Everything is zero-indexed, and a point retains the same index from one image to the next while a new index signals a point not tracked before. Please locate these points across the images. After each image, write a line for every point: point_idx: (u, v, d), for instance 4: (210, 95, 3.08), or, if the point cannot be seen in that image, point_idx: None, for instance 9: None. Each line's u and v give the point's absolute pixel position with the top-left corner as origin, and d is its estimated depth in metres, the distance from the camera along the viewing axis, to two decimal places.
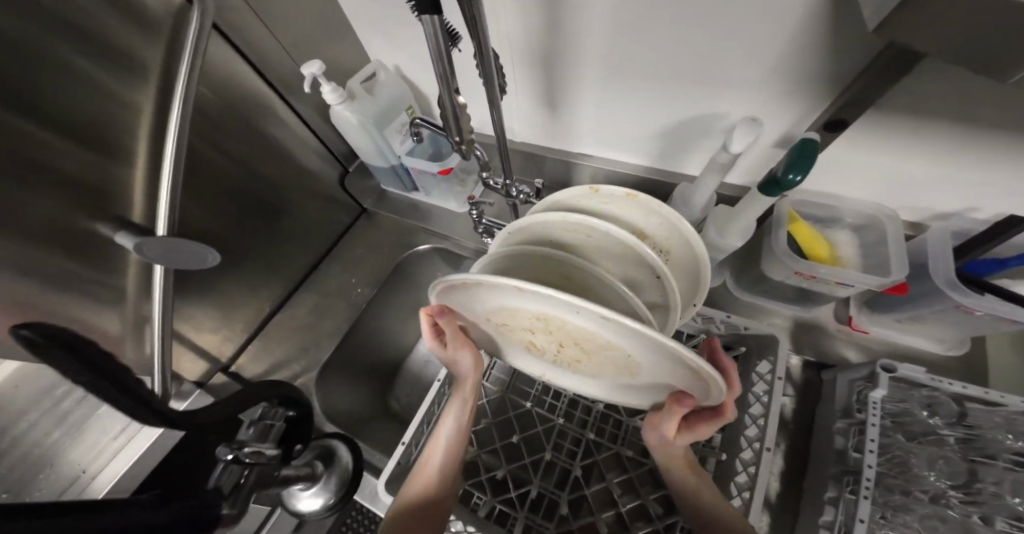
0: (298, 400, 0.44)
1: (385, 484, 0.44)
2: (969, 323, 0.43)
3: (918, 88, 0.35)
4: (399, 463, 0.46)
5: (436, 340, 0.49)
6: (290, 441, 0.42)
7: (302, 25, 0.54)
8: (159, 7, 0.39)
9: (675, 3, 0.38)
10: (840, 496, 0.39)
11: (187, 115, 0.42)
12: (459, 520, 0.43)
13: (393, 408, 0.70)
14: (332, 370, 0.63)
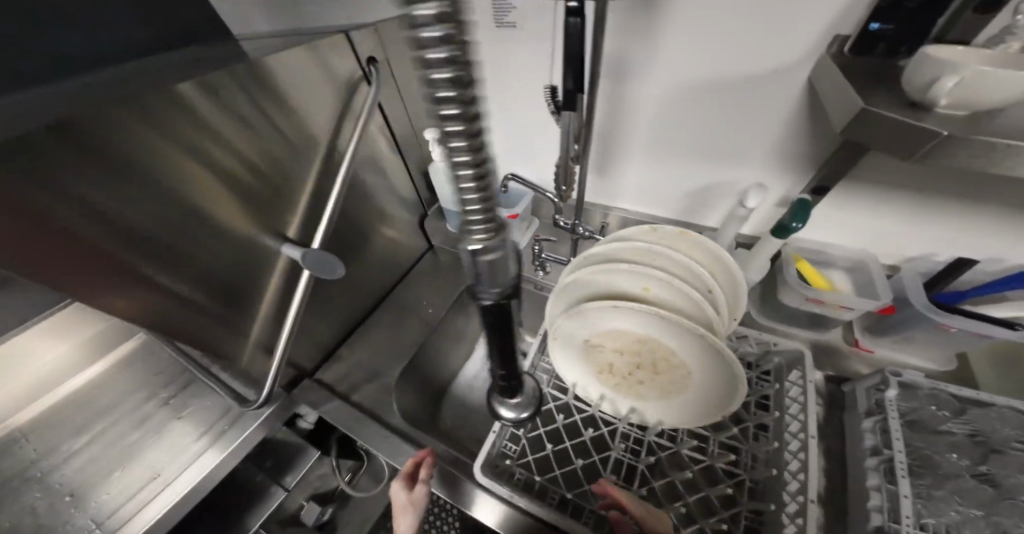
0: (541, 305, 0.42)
1: (481, 468, 0.49)
2: (951, 340, 0.54)
3: (875, 164, 0.52)
4: (489, 451, 0.51)
5: None
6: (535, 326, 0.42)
7: (422, 101, 0.73)
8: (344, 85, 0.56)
9: (706, 103, 0.57)
10: (882, 484, 0.45)
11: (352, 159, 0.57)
12: (543, 507, 0.47)
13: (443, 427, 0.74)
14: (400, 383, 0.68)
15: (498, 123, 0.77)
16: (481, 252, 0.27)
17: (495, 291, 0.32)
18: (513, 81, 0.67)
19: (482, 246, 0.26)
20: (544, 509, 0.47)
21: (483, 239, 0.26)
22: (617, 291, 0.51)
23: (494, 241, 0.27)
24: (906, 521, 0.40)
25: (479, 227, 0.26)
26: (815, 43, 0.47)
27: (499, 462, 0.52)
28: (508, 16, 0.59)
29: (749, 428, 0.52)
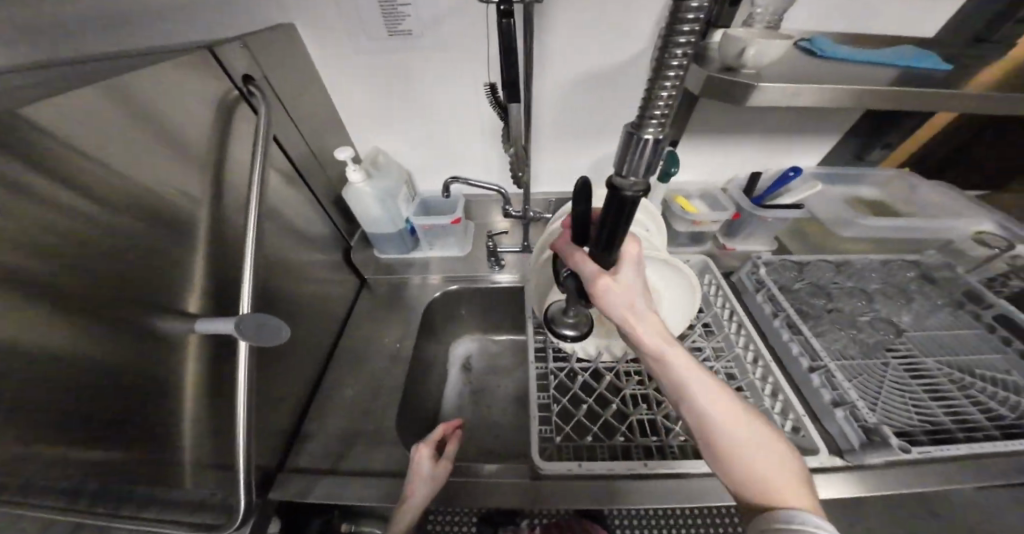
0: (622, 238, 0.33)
1: (538, 459, 0.53)
2: (769, 227, 0.82)
3: (699, 117, 0.76)
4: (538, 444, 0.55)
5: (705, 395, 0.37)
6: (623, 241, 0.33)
7: (312, 121, 0.69)
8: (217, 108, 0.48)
9: (584, 92, 0.70)
10: (795, 337, 0.66)
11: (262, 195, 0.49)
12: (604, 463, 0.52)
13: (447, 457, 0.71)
14: (394, 421, 0.63)
15: (410, 135, 0.79)
16: (654, 144, 0.24)
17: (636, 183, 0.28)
18: (417, 94, 0.72)
19: (656, 135, 0.24)
20: (616, 466, 0.52)
21: (655, 130, 0.24)
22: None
23: (664, 137, 0.24)
24: (823, 356, 0.62)
25: (656, 115, 0.24)
26: (651, 33, 0.63)
27: (551, 449, 0.56)
28: (401, 25, 0.63)
29: (700, 329, 0.70)
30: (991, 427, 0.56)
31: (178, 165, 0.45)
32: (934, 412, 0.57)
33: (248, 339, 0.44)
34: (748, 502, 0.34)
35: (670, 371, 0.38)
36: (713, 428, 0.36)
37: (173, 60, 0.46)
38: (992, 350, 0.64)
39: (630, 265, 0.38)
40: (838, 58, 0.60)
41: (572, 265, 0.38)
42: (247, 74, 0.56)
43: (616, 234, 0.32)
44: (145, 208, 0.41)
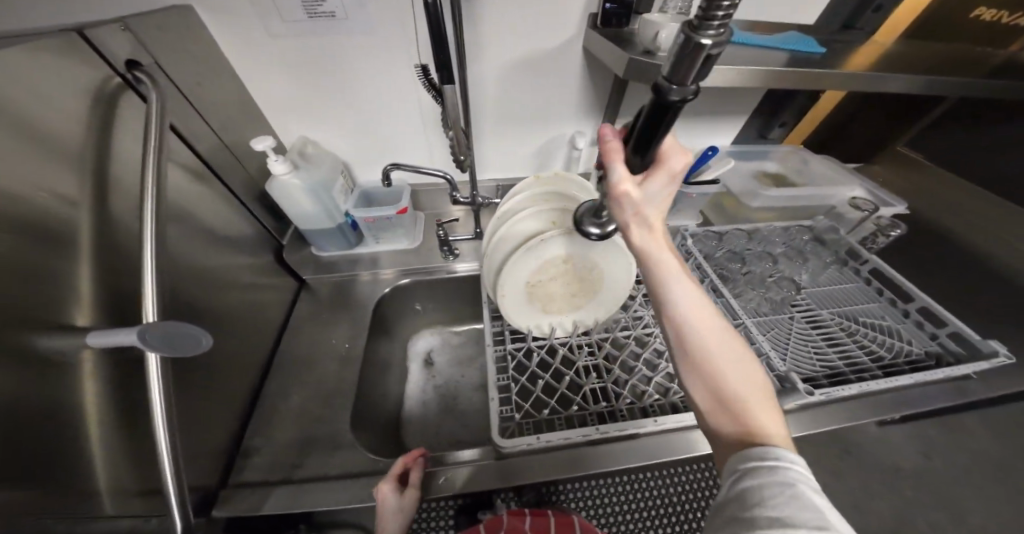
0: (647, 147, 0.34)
1: (497, 437, 0.54)
2: (696, 202, 0.89)
3: (631, 100, 0.79)
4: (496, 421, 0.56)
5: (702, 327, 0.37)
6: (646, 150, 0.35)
7: (222, 110, 0.62)
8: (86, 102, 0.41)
9: (519, 78, 0.70)
10: (720, 301, 0.74)
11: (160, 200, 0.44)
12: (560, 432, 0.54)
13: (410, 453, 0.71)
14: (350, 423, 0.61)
15: (342, 124, 0.74)
16: (708, 49, 0.26)
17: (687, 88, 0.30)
18: (347, 80, 0.67)
19: (713, 42, 0.25)
20: (572, 434, 0.55)
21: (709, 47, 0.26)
22: (530, 233, 0.63)
23: (723, 40, 0.25)
24: (742, 314, 0.69)
25: (718, 16, 0.24)
26: (579, 21, 0.64)
27: (510, 425, 0.58)
28: (322, 6, 0.58)
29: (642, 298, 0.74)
30: (873, 368, 0.67)
31: (50, 166, 0.38)
32: (830, 358, 0.68)
33: (159, 351, 0.40)
34: (725, 434, 0.35)
35: (670, 298, 0.38)
36: (704, 356, 0.36)
37: (27, 42, 0.38)
38: (871, 301, 0.77)
39: (662, 176, 0.37)
40: (739, 42, 0.68)
41: (605, 160, 0.38)
42: (131, 60, 0.48)
43: (656, 145, 0.34)
44: (9, 219, 0.35)
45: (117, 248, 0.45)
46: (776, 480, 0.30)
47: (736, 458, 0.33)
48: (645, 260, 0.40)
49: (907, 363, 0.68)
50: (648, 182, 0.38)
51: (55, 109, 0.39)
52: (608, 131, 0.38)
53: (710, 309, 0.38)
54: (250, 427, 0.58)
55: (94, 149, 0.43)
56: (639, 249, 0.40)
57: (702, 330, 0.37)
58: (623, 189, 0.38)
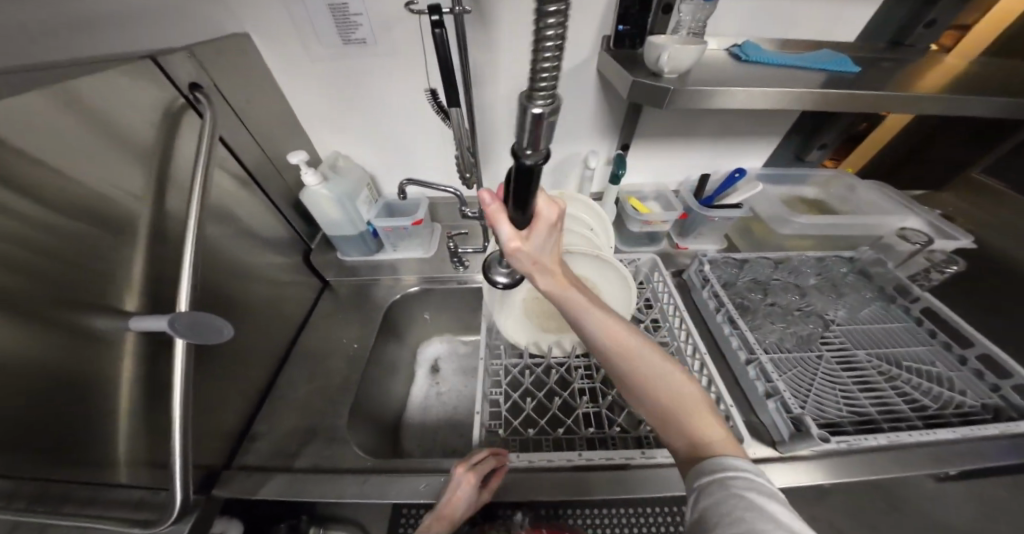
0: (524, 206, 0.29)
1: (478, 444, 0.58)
2: (719, 226, 0.84)
3: (651, 121, 0.79)
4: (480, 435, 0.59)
5: (632, 348, 0.42)
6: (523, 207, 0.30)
7: (267, 125, 0.70)
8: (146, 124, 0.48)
9: None
10: (735, 333, 0.68)
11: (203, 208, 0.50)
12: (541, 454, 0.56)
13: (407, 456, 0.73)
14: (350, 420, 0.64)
15: (371, 140, 0.81)
16: (545, 116, 0.22)
17: (541, 152, 0.25)
18: (377, 100, 0.74)
19: (545, 111, 0.22)
20: (555, 457, 0.56)
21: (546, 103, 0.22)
22: None
23: (555, 105, 0.22)
24: (756, 349, 0.65)
25: (545, 80, 0.21)
26: (594, 43, 0.66)
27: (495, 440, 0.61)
28: (355, 33, 0.64)
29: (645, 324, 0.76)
30: (914, 419, 0.60)
31: (118, 171, 0.46)
32: (861, 403, 0.61)
33: (184, 337, 0.45)
34: (679, 449, 0.39)
35: (588, 329, 0.42)
36: (642, 377, 0.41)
37: (118, 67, 0.47)
38: (919, 344, 0.68)
39: (546, 228, 0.35)
40: (761, 63, 0.66)
41: (490, 226, 0.33)
42: (194, 84, 0.56)
43: (531, 204, 0.30)
44: (84, 212, 0.42)
45: (163, 242, 0.51)
46: (721, 492, 0.34)
47: (688, 476, 0.37)
48: (559, 301, 0.41)
49: (957, 415, 0.60)
50: (535, 235, 0.35)
51: (127, 124, 0.47)
52: (484, 195, 0.32)
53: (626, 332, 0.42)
54: (261, 414, 0.63)
55: (156, 158, 0.51)
56: (553, 294, 0.41)
57: (626, 356, 0.42)
58: (515, 249, 0.35)
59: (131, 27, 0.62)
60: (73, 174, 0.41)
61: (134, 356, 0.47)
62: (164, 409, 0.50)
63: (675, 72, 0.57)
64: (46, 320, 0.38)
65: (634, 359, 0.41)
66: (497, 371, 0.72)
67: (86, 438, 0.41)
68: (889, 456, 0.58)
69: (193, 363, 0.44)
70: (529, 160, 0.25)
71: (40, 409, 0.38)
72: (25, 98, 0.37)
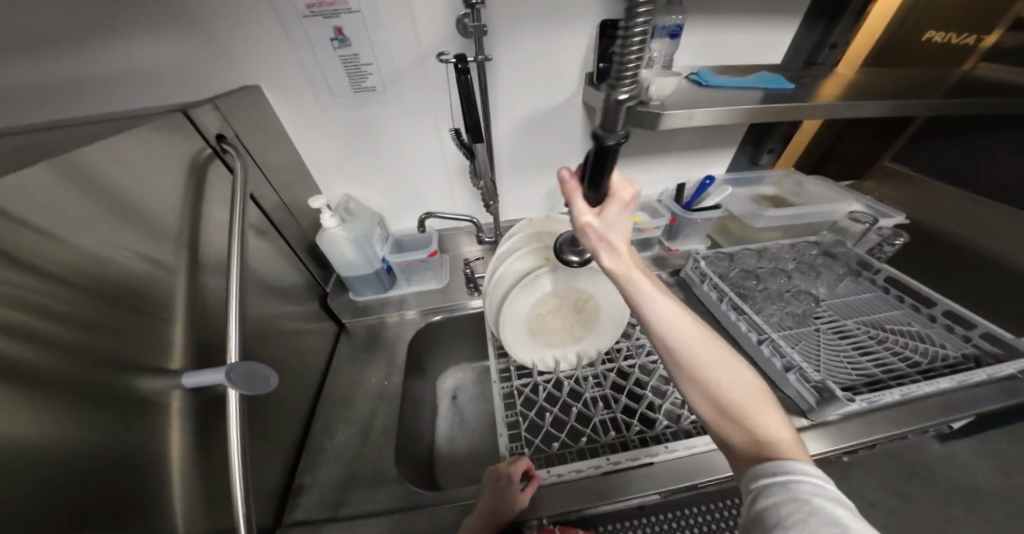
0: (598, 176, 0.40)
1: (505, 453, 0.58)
2: (701, 227, 0.95)
3: (631, 142, 0.89)
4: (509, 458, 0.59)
5: (683, 338, 0.43)
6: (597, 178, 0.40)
7: (283, 176, 0.72)
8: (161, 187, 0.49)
9: (532, 131, 0.81)
10: (742, 318, 0.77)
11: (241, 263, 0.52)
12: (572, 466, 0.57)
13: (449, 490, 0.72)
14: (390, 459, 0.63)
15: (378, 181, 0.84)
16: (625, 102, 0.34)
17: (619, 132, 0.37)
18: (384, 144, 0.78)
19: (627, 95, 0.33)
20: (584, 467, 0.56)
21: (628, 92, 0.33)
22: (524, 272, 0.68)
23: (634, 96, 0.34)
24: (766, 329, 0.73)
25: (627, 79, 0.33)
26: (578, 79, 0.75)
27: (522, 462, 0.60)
28: (365, 82, 0.70)
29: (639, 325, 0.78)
30: (912, 374, 0.69)
31: (151, 235, 0.47)
32: (866, 366, 0.70)
33: (238, 388, 0.46)
34: (735, 443, 0.41)
35: (647, 313, 0.45)
36: (693, 367, 0.43)
37: (144, 126, 0.48)
38: (895, 309, 0.81)
39: (618, 205, 0.44)
40: (717, 87, 0.78)
41: (566, 197, 0.44)
42: (219, 134, 0.59)
43: (605, 177, 0.40)
44: (124, 279, 0.43)
45: (200, 300, 0.52)
46: (784, 493, 0.36)
47: (747, 476, 0.39)
48: (618, 278, 0.46)
49: (945, 366, 0.70)
50: (608, 211, 0.44)
51: (159, 188, 0.49)
52: (565, 174, 0.44)
53: (690, 325, 0.44)
54: (300, 467, 0.62)
55: (186, 216, 0.52)
56: (613, 270, 0.46)
57: (693, 349, 0.43)
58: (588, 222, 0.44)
59: (148, 95, 0.65)
60: (111, 242, 0.42)
61: (183, 416, 0.47)
62: (209, 471, 0.49)
63: (659, 98, 0.67)
64: (98, 387, 0.38)
65: (687, 348, 0.43)
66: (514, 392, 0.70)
67: (143, 508, 0.40)
68: (887, 414, 0.67)
69: (251, 414, 0.45)
70: (612, 139, 0.37)
71: (101, 480, 0.38)
72: (44, 171, 0.37)
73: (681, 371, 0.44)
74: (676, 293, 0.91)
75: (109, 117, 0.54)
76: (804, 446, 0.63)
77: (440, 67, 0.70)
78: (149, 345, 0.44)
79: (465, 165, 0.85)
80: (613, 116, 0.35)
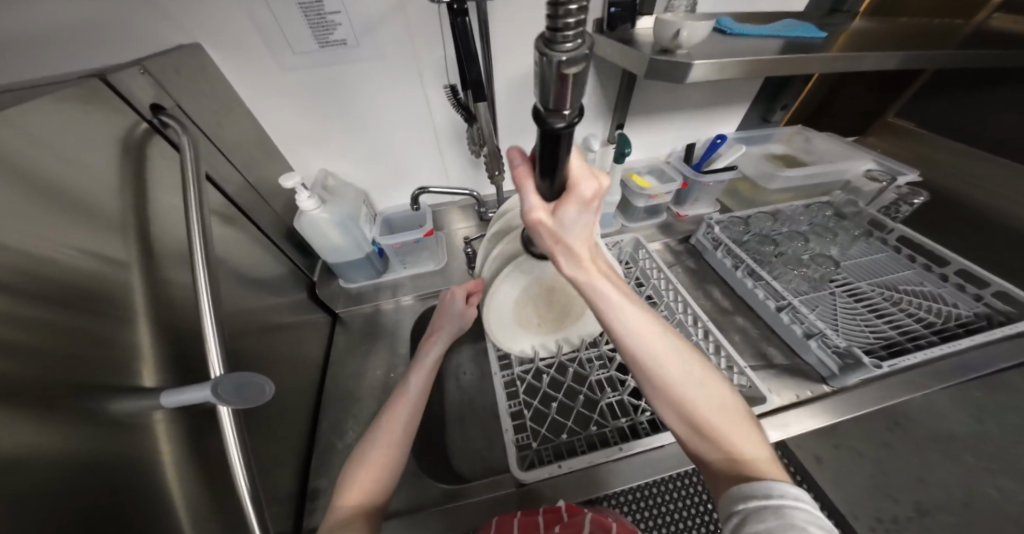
0: (548, 167, 0.31)
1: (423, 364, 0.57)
2: (712, 190, 0.90)
3: (640, 102, 0.82)
4: (513, 451, 0.56)
5: (645, 348, 0.42)
6: (548, 168, 0.31)
7: (246, 151, 0.63)
8: (101, 169, 0.40)
9: (533, 90, 0.72)
10: (759, 285, 0.75)
11: (209, 258, 0.44)
12: (573, 460, 0.55)
13: (467, 476, 0.71)
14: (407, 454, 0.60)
15: (360, 152, 0.74)
16: (568, 72, 0.22)
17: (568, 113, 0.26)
18: (364, 111, 0.68)
19: (568, 60, 0.22)
20: (591, 457, 0.55)
21: (567, 53, 0.22)
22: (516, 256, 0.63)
23: (581, 60, 0.22)
24: (786, 296, 0.71)
25: (569, 30, 0.22)
26: (585, 27, 0.65)
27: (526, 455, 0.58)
28: (333, 35, 0.59)
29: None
30: (927, 334, 0.70)
31: (96, 230, 0.38)
32: (882, 329, 0.71)
33: (231, 403, 0.40)
34: (711, 460, 0.40)
35: (609, 323, 0.43)
36: (660, 377, 0.42)
37: (50, 95, 0.38)
38: (907, 269, 0.80)
39: (577, 203, 0.37)
40: (742, 35, 0.70)
41: (518, 190, 0.37)
42: (155, 105, 0.48)
43: (554, 169, 0.31)
44: (61, 290, 0.34)
45: (167, 301, 0.45)
46: (777, 519, 0.33)
47: (731, 495, 0.36)
48: (579, 284, 0.43)
49: (959, 325, 0.71)
50: (564, 210, 0.37)
51: (95, 172, 0.39)
52: (515, 157, 0.37)
53: (659, 337, 0.43)
54: (311, 471, 0.59)
55: (133, 204, 0.43)
56: (573, 277, 0.43)
57: (661, 361, 0.42)
58: (540, 219, 0.38)
59: (63, 61, 0.53)
60: (38, 242, 0.33)
61: (175, 437, 0.41)
62: (217, 491, 0.45)
63: (685, 47, 0.58)
64: (58, 418, 0.32)
65: (646, 357, 0.42)
66: (519, 377, 0.67)
67: None
68: (897, 377, 0.67)
69: (249, 429, 0.41)
70: (553, 123, 0.27)
71: (88, 524, 0.32)
72: None
73: (646, 380, 0.43)
74: (688, 262, 0.88)
75: (15, 84, 0.43)
76: (826, 411, 0.63)
77: (420, 12, 0.59)
78: (116, 361, 0.38)
79: (458, 131, 0.75)
80: (550, 97, 0.24)
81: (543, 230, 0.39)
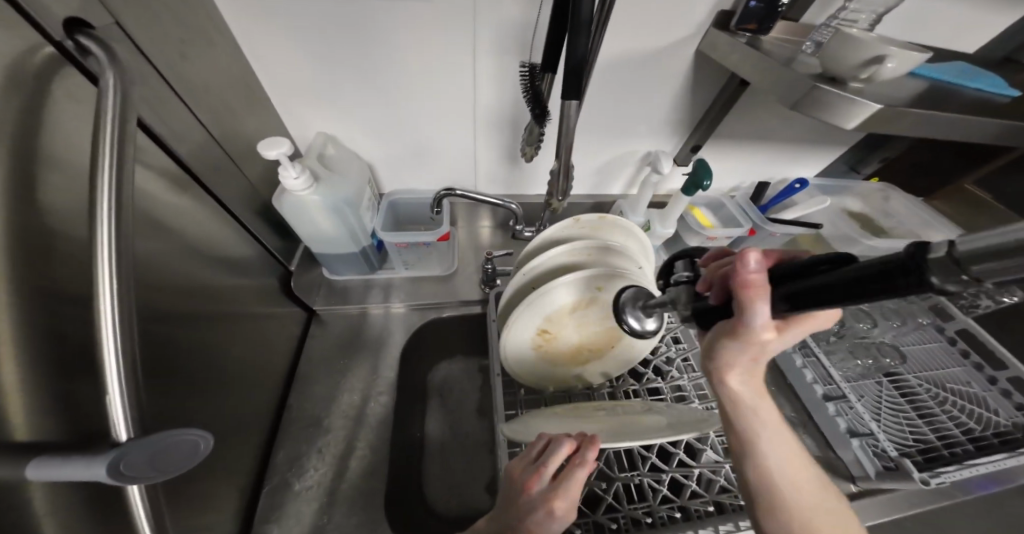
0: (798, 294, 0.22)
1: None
2: (771, 243, 0.78)
3: (727, 126, 0.67)
4: None
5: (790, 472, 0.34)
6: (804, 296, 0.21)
7: (220, 96, 0.46)
8: None
9: (607, 91, 0.57)
10: (807, 363, 0.68)
11: (126, 263, 0.29)
12: None
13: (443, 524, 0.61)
14: (380, 508, 0.50)
15: (376, 120, 0.58)
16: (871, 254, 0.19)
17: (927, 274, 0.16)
18: (392, 71, 0.52)
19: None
20: None
21: None
22: (558, 297, 0.50)
23: None
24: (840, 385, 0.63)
25: None
26: (703, 18, 0.49)
27: None
28: None
29: (677, 362, 0.59)
30: (964, 442, 0.60)
31: None
32: (921, 430, 0.62)
33: (143, 479, 0.28)
34: None
35: (756, 445, 0.34)
36: (796, 509, 0.33)
37: None
38: (955, 365, 0.71)
39: (806, 330, 0.28)
40: (916, 74, 0.50)
41: (745, 303, 0.24)
42: (74, 20, 0.31)
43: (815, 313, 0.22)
44: None
45: (65, 319, 0.30)
46: None
47: None
48: (733, 398, 0.33)
49: (993, 434, 0.60)
50: (787, 332, 0.28)
51: None
52: (759, 261, 0.24)
53: (809, 474, 0.35)
54: (258, 515, 0.48)
55: (9, 171, 0.27)
56: (733, 392, 0.33)
57: (805, 496, 0.34)
58: (756, 336, 0.27)
59: None
60: None
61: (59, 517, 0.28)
62: None
63: (868, 78, 0.40)
64: None
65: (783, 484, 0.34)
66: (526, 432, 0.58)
67: None
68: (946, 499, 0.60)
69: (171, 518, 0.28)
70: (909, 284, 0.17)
71: None
72: None
73: (770, 511, 0.34)
74: None
75: None
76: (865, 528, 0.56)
77: None
78: None
79: (505, 119, 0.60)
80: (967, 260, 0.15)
81: (736, 346, 0.28)
